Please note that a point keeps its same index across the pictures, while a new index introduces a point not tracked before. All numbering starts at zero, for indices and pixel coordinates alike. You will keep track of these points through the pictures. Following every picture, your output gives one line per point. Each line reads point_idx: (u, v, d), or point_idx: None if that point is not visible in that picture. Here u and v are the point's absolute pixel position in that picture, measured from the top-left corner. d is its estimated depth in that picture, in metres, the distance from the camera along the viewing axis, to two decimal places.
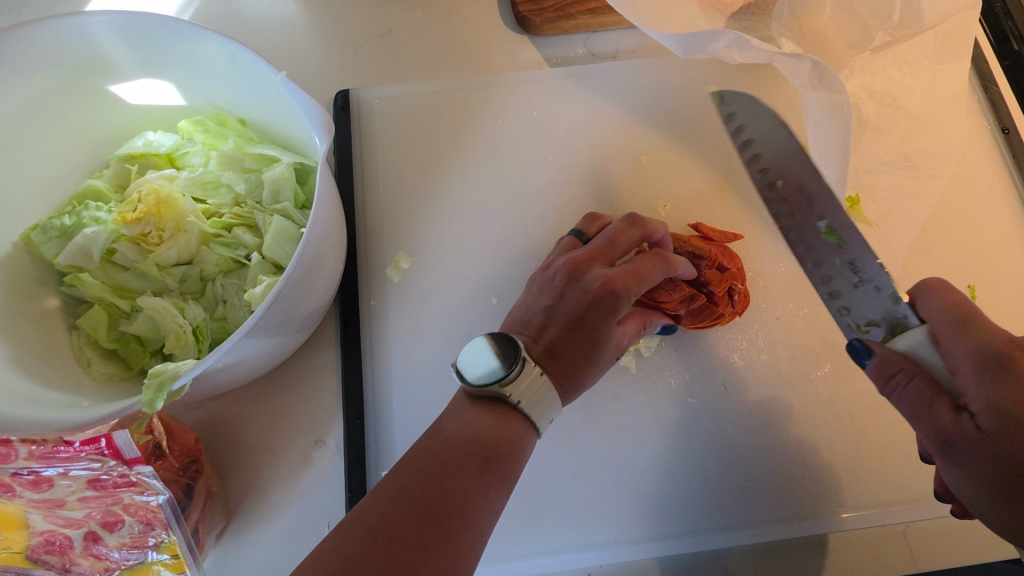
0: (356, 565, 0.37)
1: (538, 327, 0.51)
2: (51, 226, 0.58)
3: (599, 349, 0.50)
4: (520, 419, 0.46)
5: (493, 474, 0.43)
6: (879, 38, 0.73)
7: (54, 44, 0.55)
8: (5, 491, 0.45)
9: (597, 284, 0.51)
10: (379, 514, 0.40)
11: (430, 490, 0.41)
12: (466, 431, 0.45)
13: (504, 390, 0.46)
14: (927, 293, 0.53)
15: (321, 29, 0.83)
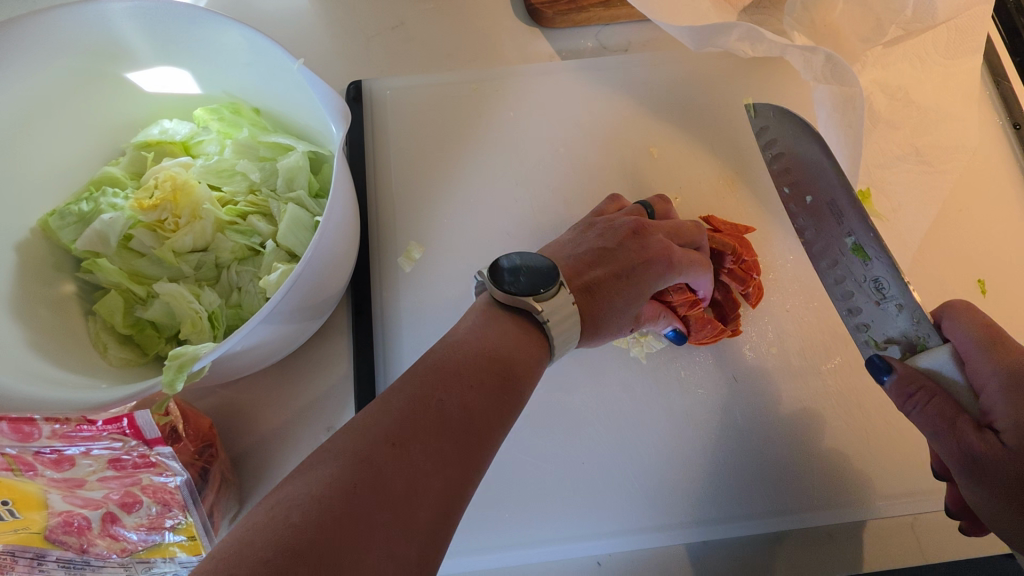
0: (373, 459, 0.36)
1: (584, 265, 0.56)
2: (68, 212, 0.59)
3: (630, 305, 0.55)
4: (540, 340, 0.49)
5: (507, 396, 0.44)
6: (891, 32, 0.73)
7: (72, 31, 0.56)
8: (28, 469, 0.46)
9: (657, 252, 0.58)
10: (397, 416, 0.38)
11: (450, 399, 0.41)
12: (483, 353, 0.45)
13: (536, 305, 0.49)
14: (953, 315, 0.53)
15: (333, 21, 0.83)
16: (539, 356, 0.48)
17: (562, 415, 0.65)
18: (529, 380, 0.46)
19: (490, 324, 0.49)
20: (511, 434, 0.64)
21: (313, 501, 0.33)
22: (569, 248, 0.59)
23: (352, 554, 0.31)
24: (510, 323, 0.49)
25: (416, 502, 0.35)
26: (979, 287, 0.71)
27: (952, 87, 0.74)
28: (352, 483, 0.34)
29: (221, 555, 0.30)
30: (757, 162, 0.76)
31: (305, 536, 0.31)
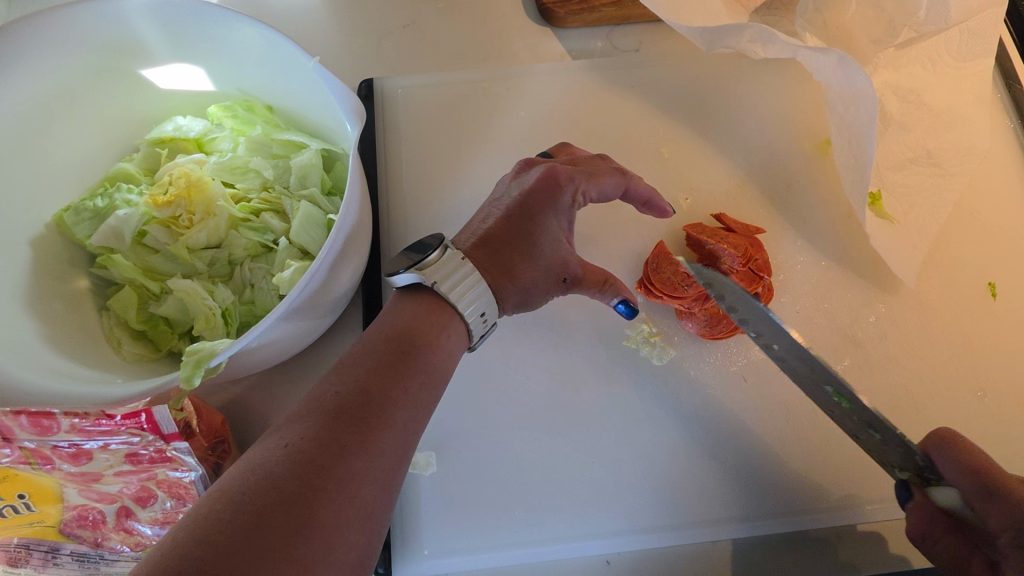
0: (270, 464, 0.35)
1: (478, 224, 0.56)
2: (84, 208, 0.59)
3: (534, 244, 0.54)
4: (438, 300, 0.49)
5: (414, 372, 0.44)
6: (904, 34, 0.73)
7: (91, 29, 0.56)
8: (45, 463, 0.46)
9: (548, 173, 0.57)
10: (292, 419, 0.38)
11: (345, 388, 0.40)
12: (381, 339, 0.45)
13: (422, 274, 0.49)
14: (946, 455, 0.52)
15: (345, 19, 0.83)
16: (447, 325, 0.49)
17: (570, 415, 0.65)
18: (438, 351, 0.47)
19: (390, 315, 0.48)
20: (520, 433, 0.65)
21: (204, 520, 0.32)
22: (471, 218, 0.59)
23: (255, 564, 0.30)
24: (412, 301, 0.49)
25: (321, 495, 0.34)
26: (989, 290, 0.70)
27: (963, 89, 0.74)
28: (246, 493, 0.33)
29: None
30: (767, 164, 0.75)
31: (198, 557, 0.30)
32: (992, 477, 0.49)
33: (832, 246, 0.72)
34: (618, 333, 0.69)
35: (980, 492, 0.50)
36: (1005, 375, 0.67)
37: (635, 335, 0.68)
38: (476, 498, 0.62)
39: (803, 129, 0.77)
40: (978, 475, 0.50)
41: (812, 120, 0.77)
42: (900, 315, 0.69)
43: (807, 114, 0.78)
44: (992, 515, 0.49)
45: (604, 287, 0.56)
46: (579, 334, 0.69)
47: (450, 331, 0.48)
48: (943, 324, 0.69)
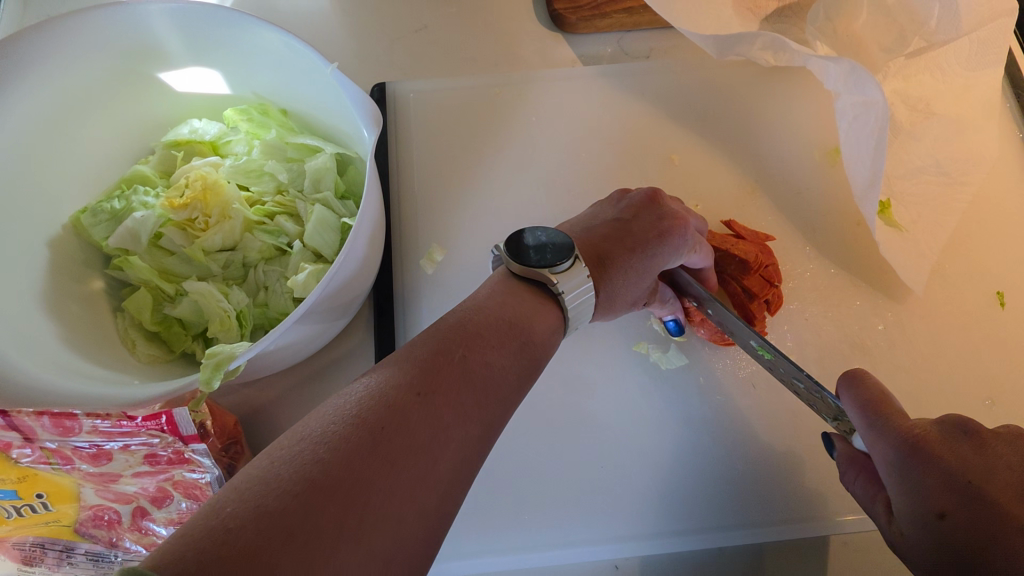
0: (400, 407, 0.38)
1: (598, 238, 0.58)
2: (101, 210, 0.60)
3: (642, 279, 0.58)
4: (555, 310, 0.52)
5: (521, 362, 0.47)
6: (914, 43, 0.75)
7: (108, 32, 0.57)
8: (65, 463, 0.47)
9: (673, 219, 0.61)
10: (420, 370, 0.41)
11: (469, 357, 0.43)
12: (504, 318, 0.48)
13: (552, 276, 0.51)
14: (852, 386, 0.48)
15: (357, 22, 0.84)
16: (553, 326, 0.51)
17: (582, 420, 0.65)
18: (543, 346, 0.49)
19: (507, 295, 0.51)
20: (530, 435, 0.65)
21: (341, 441, 0.35)
22: (586, 222, 0.62)
23: (383, 492, 0.34)
24: (530, 294, 0.52)
25: (437, 452, 0.37)
26: (997, 299, 0.70)
27: (973, 98, 0.75)
28: (378, 428, 0.36)
29: (244, 482, 0.31)
30: (776, 170, 0.76)
31: (339, 473, 0.33)
32: (884, 410, 0.45)
33: (840, 253, 0.72)
34: (629, 339, 0.70)
35: (869, 428, 0.45)
36: (1014, 383, 0.67)
37: (646, 342, 0.69)
38: (487, 502, 0.63)
39: (812, 136, 0.77)
40: (869, 410, 0.46)
41: (821, 127, 0.78)
42: (908, 323, 0.69)
43: (816, 121, 0.78)
44: (874, 451, 0.45)
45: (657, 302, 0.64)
46: (589, 340, 0.69)
47: (554, 342, 0.51)
48: (951, 332, 0.69)
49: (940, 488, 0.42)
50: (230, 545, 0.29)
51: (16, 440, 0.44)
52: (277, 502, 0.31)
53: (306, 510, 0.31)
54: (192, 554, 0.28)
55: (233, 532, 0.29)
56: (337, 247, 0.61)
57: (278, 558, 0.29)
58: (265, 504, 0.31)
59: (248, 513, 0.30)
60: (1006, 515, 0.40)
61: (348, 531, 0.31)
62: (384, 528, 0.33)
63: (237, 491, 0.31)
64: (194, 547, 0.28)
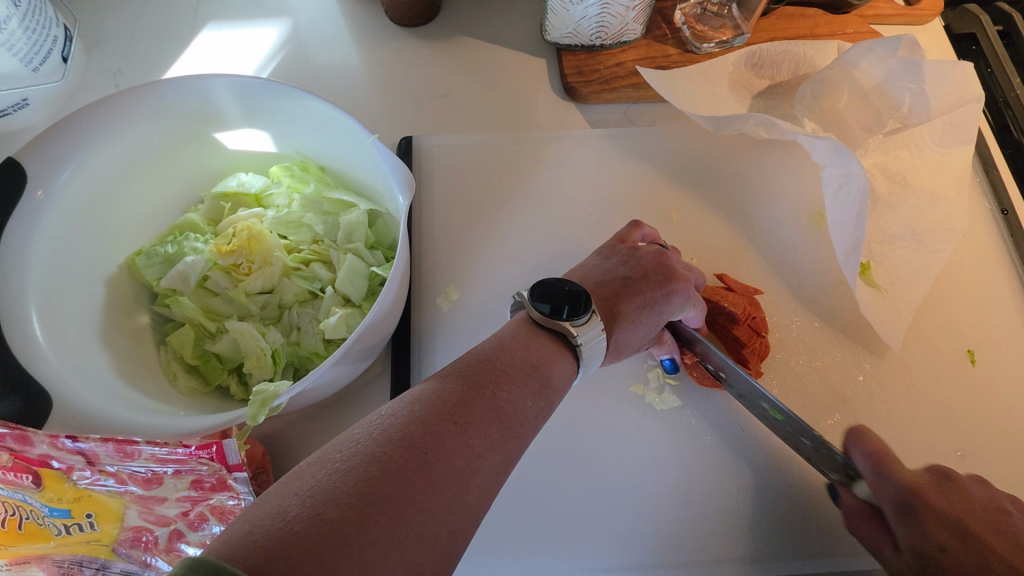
0: (439, 434, 0.43)
1: (612, 293, 0.65)
2: (155, 253, 0.66)
3: (647, 330, 0.65)
4: (571, 356, 0.58)
5: (541, 401, 0.52)
6: (890, 123, 0.83)
7: (176, 100, 0.65)
8: (121, 484, 0.52)
9: (677, 280, 0.67)
10: (455, 401, 0.46)
11: (499, 394, 0.49)
12: (526, 361, 0.54)
13: (573, 329, 0.57)
14: (858, 440, 0.59)
15: (388, 88, 0.94)
16: (567, 371, 0.57)
17: (581, 456, 0.70)
18: (559, 388, 0.55)
19: (528, 340, 0.57)
20: (533, 469, 0.69)
21: (388, 461, 0.40)
22: (598, 276, 0.68)
23: (422, 509, 0.39)
24: (554, 345, 0.58)
25: (468, 478, 0.42)
26: (968, 357, 0.76)
27: (944, 173, 0.83)
28: (420, 451, 0.41)
29: (307, 492, 0.37)
30: (765, 231, 0.83)
31: (386, 490, 0.38)
32: (885, 464, 0.58)
33: (823, 309, 0.79)
34: (628, 382, 0.75)
35: (877, 480, 0.57)
36: (984, 435, 0.72)
37: (642, 383, 0.75)
38: (489, 532, 0.66)
39: (799, 201, 0.85)
40: (875, 468, 0.58)
41: (807, 194, 0.85)
42: (886, 376, 0.75)
43: (804, 187, 0.86)
44: (880, 497, 0.57)
45: (661, 346, 0.72)
46: (592, 381, 0.75)
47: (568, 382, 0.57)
48: (926, 385, 0.74)
49: (936, 524, 0.55)
50: (296, 544, 0.33)
51: (78, 463, 0.50)
52: (335, 510, 0.36)
53: (359, 520, 0.36)
54: (265, 549, 0.33)
55: (295, 535, 0.34)
56: (366, 293, 0.67)
57: (331, 560, 0.33)
58: (324, 511, 0.36)
59: (309, 519, 0.35)
60: (985, 543, 0.54)
61: (392, 542, 0.36)
62: (422, 543, 0.38)
63: (298, 499, 0.36)
64: (266, 545, 0.33)
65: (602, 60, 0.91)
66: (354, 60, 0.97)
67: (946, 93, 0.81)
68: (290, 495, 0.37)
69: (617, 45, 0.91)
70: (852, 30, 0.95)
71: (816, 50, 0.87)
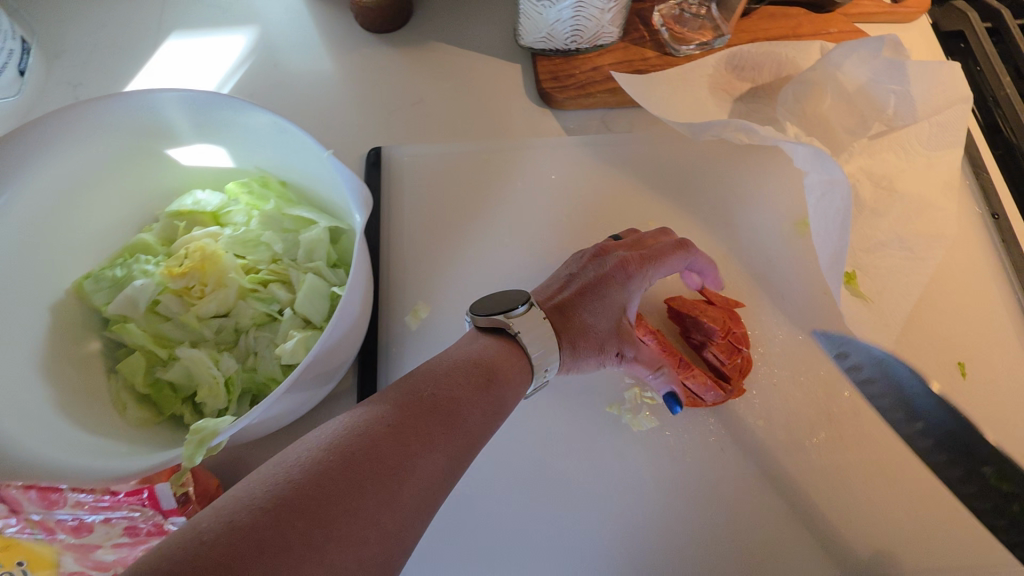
0: (372, 436, 0.41)
1: (556, 293, 0.66)
2: (104, 277, 0.64)
3: (600, 318, 0.64)
4: (518, 351, 0.58)
5: (487, 402, 0.51)
6: (875, 127, 0.80)
7: (122, 117, 0.61)
8: (47, 533, 0.49)
9: (619, 264, 0.67)
10: (390, 407, 0.45)
11: (440, 395, 0.48)
12: (469, 365, 0.53)
13: (509, 321, 0.59)
14: None
15: (357, 97, 0.91)
16: (515, 372, 0.56)
17: (554, 481, 0.67)
18: (507, 389, 0.54)
19: (472, 349, 0.56)
20: (506, 493, 0.67)
21: (316, 466, 0.38)
22: (545, 281, 0.69)
23: (351, 512, 0.36)
24: (496, 343, 0.58)
25: (404, 478, 0.40)
26: (958, 369, 0.73)
27: (933, 177, 0.79)
28: (350, 454, 0.39)
29: (226, 501, 0.34)
30: (746, 239, 0.80)
31: (311, 493, 0.36)
32: None
33: (807, 321, 0.76)
34: (604, 401, 0.72)
35: None
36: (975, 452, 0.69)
37: (619, 403, 0.71)
38: (457, 563, 0.63)
39: (782, 208, 0.82)
40: None
41: (790, 199, 0.82)
42: (872, 391, 0.72)
43: (787, 194, 0.83)
44: None
45: (657, 371, 0.67)
46: (567, 400, 0.72)
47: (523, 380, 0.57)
48: (915, 399, 0.71)
49: None
50: (205, 554, 0.31)
51: (3, 512, 0.47)
52: (251, 516, 0.33)
53: (277, 525, 0.33)
54: (169, 563, 0.30)
55: (204, 543, 0.31)
56: (326, 314, 0.64)
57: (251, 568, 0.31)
58: (241, 518, 0.33)
59: (227, 528, 0.33)
60: None
61: (314, 547, 0.33)
62: (349, 547, 0.35)
63: (214, 509, 0.34)
64: (170, 558, 0.30)
65: (578, 65, 0.88)
66: (323, 68, 0.94)
67: (933, 95, 0.78)
68: (206, 507, 0.35)
69: (593, 49, 0.88)
70: (836, 30, 0.91)
71: (798, 51, 0.84)
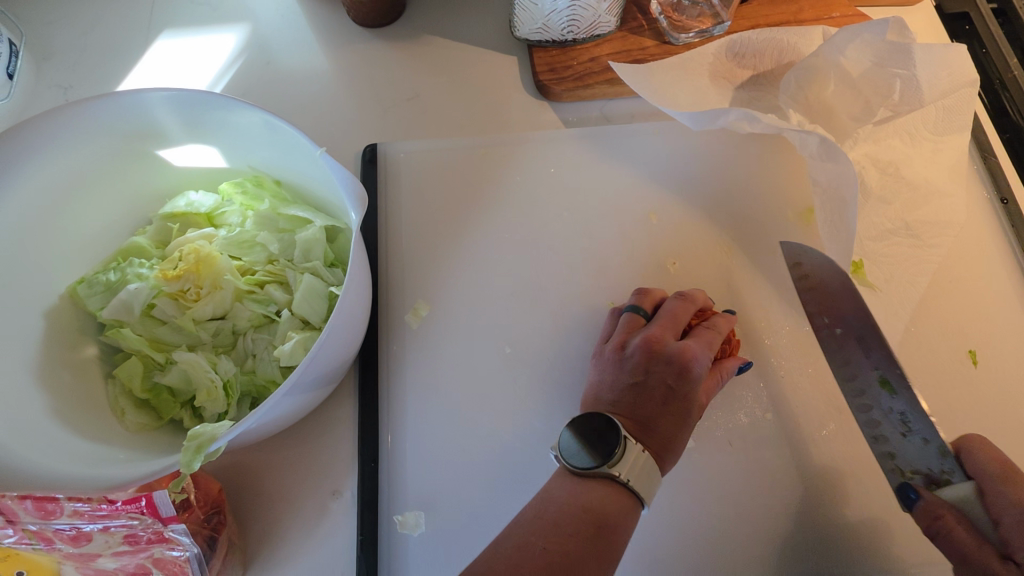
0: None
1: (634, 408, 0.59)
2: (97, 281, 0.63)
3: (689, 417, 0.59)
4: (630, 495, 0.54)
5: (602, 546, 0.50)
6: (880, 112, 0.78)
7: (110, 118, 0.60)
8: (46, 542, 0.49)
9: (681, 358, 0.60)
10: (504, 565, 0.47)
11: (552, 548, 0.49)
12: (578, 505, 0.52)
13: (612, 469, 0.54)
14: (970, 450, 0.58)
15: (351, 93, 0.89)
16: (626, 506, 0.53)
17: None
18: (621, 529, 0.52)
19: (573, 486, 0.54)
20: (512, 494, 0.66)
21: None
22: (605, 392, 0.62)
23: None
24: (601, 489, 0.54)
25: None
26: (970, 358, 0.72)
27: (940, 162, 0.78)
28: None
29: None
30: (751, 229, 0.79)
31: None
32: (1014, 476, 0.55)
33: None
34: None
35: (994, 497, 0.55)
36: (986, 441, 0.68)
37: None
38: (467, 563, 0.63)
39: (787, 197, 0.80)
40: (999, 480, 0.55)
41: (794, 188, 0.81)
42: None
43: (791, 182, 0.81)
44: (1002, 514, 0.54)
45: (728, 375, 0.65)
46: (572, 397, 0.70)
47: (633, 518, 0.54)
48: (925, 388, 0.70)
49: None
50: None
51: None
52: None
53: None
54: None
55: None
56: (325, 315, 0.63)
57: None
58: None
59: None
60: None
61: None
62: None
63: None
64: None
65: (575, 56, 0.86)
66: (316, 65, 0.92)
67: (941, 77, 0.76)
68: None
69: (591, 39, 0.86)
70: (839, 14, 0.90)
71: (800, 36, 0.82)
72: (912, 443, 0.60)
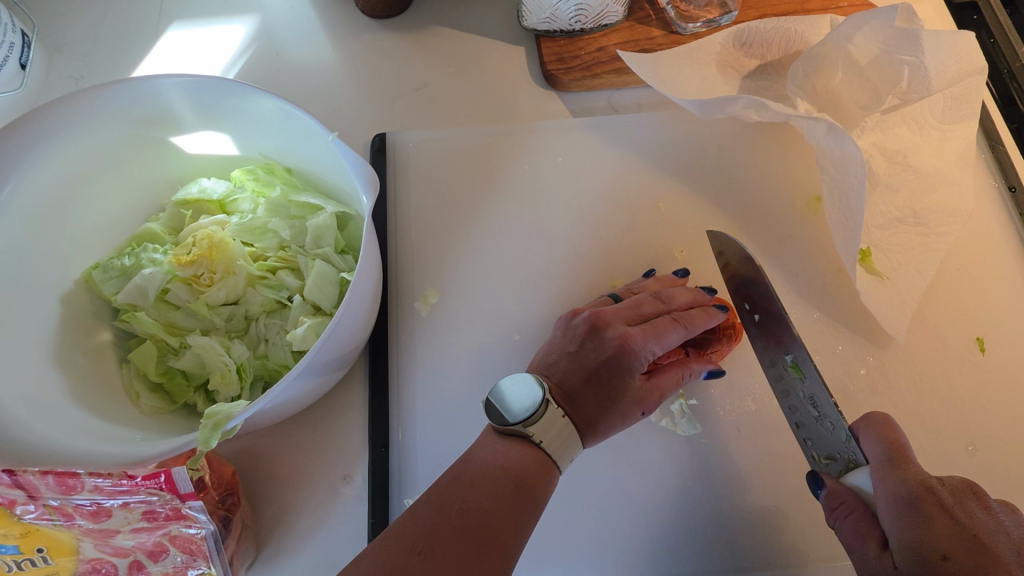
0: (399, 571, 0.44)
1: (566, 376, 0.58)
2: (112, 266, 0.63)
3: (619, 401, 0.57)
4: (546, 459, 0.53)
5: (522, 502, 0.50)
6: (888, 100, 0.78)
7: (125, 105, 0.61)
8: (67, 518, 0.50)
9: (620, 339, 0.58)
10: (421, 531, 0.47)
11: (470, 508, 0.48)
12: (497, 467, 0.52)
13: (528, 429, 0.54)
14: (868, 428, 0.55)
15: (360, 84, 0.90)
16: (549, 468, 0.53)
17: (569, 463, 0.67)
18: (544, 488, 0.52)
19: (495, 445, 0.54)
20: None
21: None
22: (545, 359, 0.61)
23: None
24: (515, 448, 0.54)
25: None
26: (977, 344, 0.72)
27: (948, 151, 0.78)
28: None
29: None
30: (758, 218, 0.79)
31: None
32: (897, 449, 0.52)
33: (820, 298, 0.75)
34: None
35: (879, 474, 0.51)
36: (991, 427, 0.68)
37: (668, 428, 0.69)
38: None
39: (794, 185, 0.81)
40: (885, 462, 0.52)
41: (801, 177, 0.81)
42: (888, 368, 0.71)
43: (798, 171, 0.81)
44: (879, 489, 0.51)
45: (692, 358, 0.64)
46: None
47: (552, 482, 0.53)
48: (931, 375, 0.71)
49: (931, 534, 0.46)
50: None
51: (21, 496, 0.49)
52: None
53: None
54: None
55: None
56: (336, 300, 0.64)
57: None
58: None
59: None
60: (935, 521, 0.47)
61: None
62: None
63: None
64: None
65: (583, 45, 0.87)
66: (325, 56, 0.93)
67: (949, 66, 0.76)
68: None
69: (598, 29, 0.87)
70: (846, 3, 0.89)
71: (808, 25, 0.82)
72: (824, 426, 0.58)
